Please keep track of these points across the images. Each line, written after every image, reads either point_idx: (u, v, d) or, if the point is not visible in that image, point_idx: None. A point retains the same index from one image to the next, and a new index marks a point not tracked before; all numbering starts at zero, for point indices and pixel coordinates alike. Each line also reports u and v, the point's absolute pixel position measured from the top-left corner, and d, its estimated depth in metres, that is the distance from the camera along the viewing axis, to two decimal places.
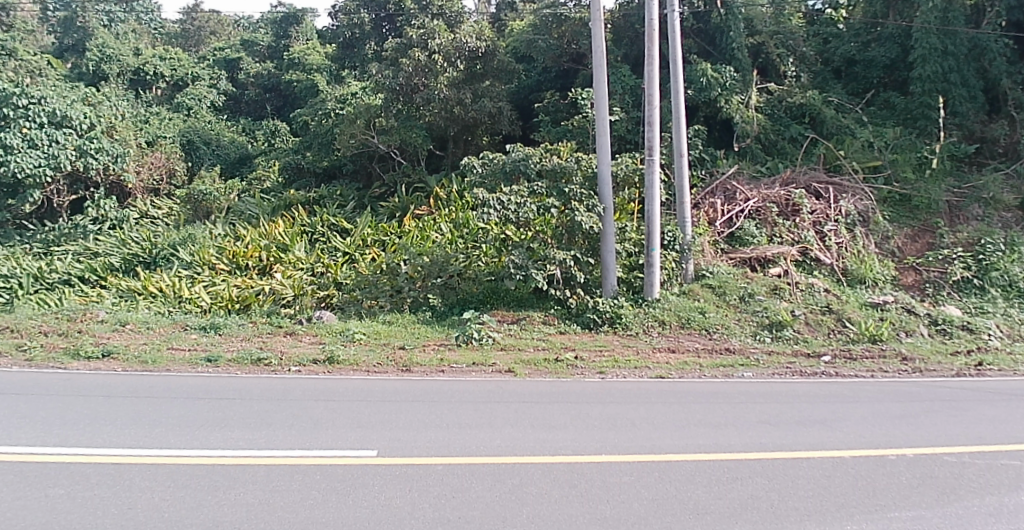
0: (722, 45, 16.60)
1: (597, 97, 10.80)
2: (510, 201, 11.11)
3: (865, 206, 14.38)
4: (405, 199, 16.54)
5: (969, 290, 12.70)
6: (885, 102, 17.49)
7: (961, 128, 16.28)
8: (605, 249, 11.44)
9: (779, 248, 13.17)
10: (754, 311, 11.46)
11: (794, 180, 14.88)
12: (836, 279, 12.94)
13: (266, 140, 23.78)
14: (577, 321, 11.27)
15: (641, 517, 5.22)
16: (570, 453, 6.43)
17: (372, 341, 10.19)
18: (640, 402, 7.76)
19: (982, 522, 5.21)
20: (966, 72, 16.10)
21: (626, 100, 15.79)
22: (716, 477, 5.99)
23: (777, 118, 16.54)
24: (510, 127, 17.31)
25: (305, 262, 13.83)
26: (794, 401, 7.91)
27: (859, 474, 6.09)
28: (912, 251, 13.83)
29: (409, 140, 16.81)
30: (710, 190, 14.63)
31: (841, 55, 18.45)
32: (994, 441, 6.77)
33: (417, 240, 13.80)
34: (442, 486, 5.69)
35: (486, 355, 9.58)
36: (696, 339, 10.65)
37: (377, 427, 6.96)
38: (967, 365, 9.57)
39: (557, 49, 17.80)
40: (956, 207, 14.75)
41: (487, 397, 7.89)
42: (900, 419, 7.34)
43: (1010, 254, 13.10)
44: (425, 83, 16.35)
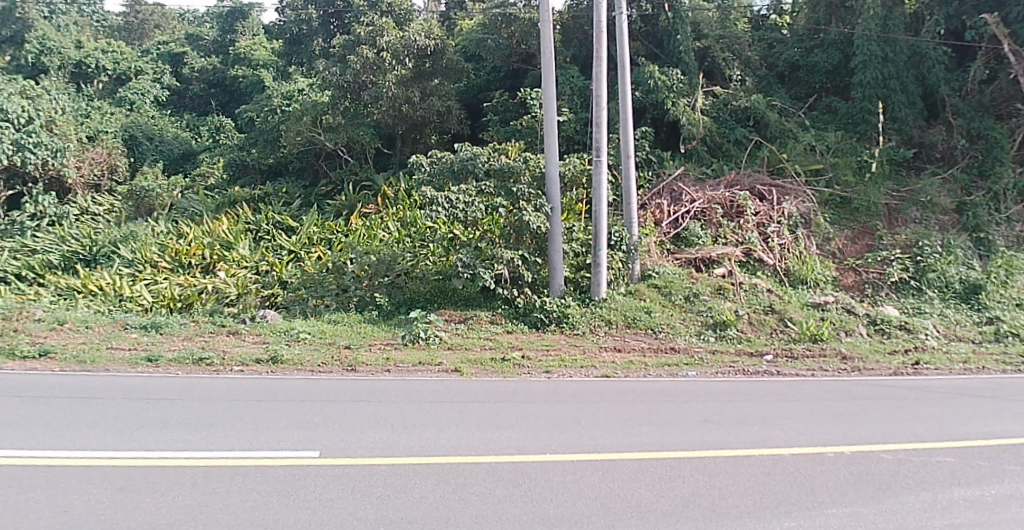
0: (669, 48, 16.87)
1: (544, 98, 10.80)
2: (458, 200, 11.18)
3: (807, 209, 14.66)
4: (352, 197, 16.35)
5: (906, 290, 13.02)
6: (827, 107, 17.83)
7: (899, 133, 16.72)
8: (553, 249, 11.45)
9: (723, 248, 13.33)
10: (699, 311, 11.60)
11: (738, 181, 15.08)
12: (778, 279, 13.15)
13: (210, 136, 23.42)
14: (524, 321, 11.24)
15: (584, 516, 5.24)
16: (515, 452, 6.43)
17: (317, 341, 10.06)
18: (586, 401, 7.77)
19: (916, 519, 5.32)
20: (906, 78, 16.59)
21: (574, 102, 15.91)
22: (660, 475, 6.03)
23: (722, 122, 16.73)
24: (459, 127, 17.35)
25: (250, 261, 13.60)
26: (738, 400, 7.97)
27: (799, 471, 6.19)
28: (853, 252, 14.15)
29: (356, 138, 16.74)
30: (657, 191, 14.78)
31: (785, 60, 18.71)
32: (930, 438, 6.93)
33: (365, 239, 13.70)
34: (386, 487, 5.65)
35: (433, 355, 9.49)
36: (642, 338, 10.71)
37: (322, 428, 6.89)
38: (904, 364, 9.77)
39: (507, 49, 17.82)
40: (894, 210, 15.17)
41: (433, 396, 7.83)
42: (840, 417, 7.47)
43: (947, 256, 13.50)
44: (373, 80, 16.24)
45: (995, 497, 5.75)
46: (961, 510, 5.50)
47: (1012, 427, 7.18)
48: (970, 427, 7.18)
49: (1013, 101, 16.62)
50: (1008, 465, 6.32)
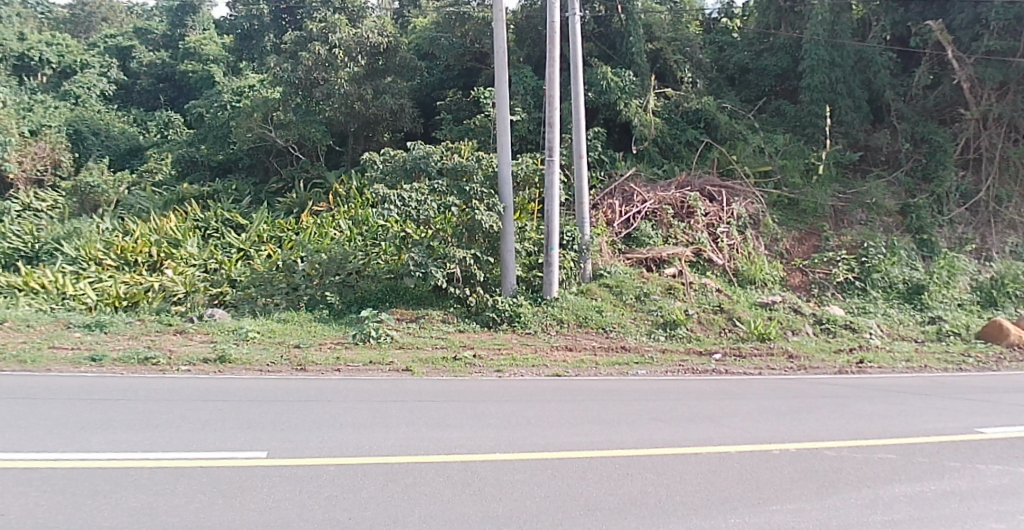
0: (622, 49, 17.05)
1: (497, 97, 10.80)
2: (411, 199, 11.12)
3: (756, 209, 14.91)
4: (303, 195, 16.21)
5: (852, 290, 13.42)
6: (776, 110, 18.07)
7: (846, 136, 17.04)
8: (505, 249, 11.51)
9: (673, 248, 13.47)
10: (650, 311, 11.72)
11: (689, 183, 15.26)
12: (727, 279, 13.36)
13: (158, 132, 22.93)
14: (476, 320, 11.27)
15: (533, 515, 5.23)
16: (465, 451, 6.42)
17: (265, 340, 9.93)
18: (537, 400, 7.78)
19: (858, 514, 5.42)
20: (852, 83, 16.84)
21: (527, 102, 15.92)
22: (608, 474, 6.07)
23: (673, 123, 16.90)
24: (412, 125, 17.39)
25: (197, 259, 13.35)
26: (687, 398, 8.04)
27: (745, 468, 6.27)
28: (800, 253, 14.45)
29: (308, 135, 16.57)
30: (609, 192, 14.86)
31: (735, 63, 18.90)
32: (873, 435, 7.07)
33: (316, 237, 13.63)
34: (334, 487, 5.59)
35: (384, 354, 9.44)
36: (593, 338, 10.75)
37: (270, 427, 6.83)
38: (849, 363, 9.97)
39: (461, 48, 17.80)
40: (841, 211, 15.62)
41: (383, 395, 7.78)
42: (786, 414, 7.59)
43: (890, 257, 13.91)
44: (326, 77, 16.30)
45: (934, 493, 5.88)
46: (902, 506, 5.62)
47: (951, 424, 7.37)
48: (911, 425, 7.35)
49: (954, 107, 17.09)
50: (947, 461, 6.48)
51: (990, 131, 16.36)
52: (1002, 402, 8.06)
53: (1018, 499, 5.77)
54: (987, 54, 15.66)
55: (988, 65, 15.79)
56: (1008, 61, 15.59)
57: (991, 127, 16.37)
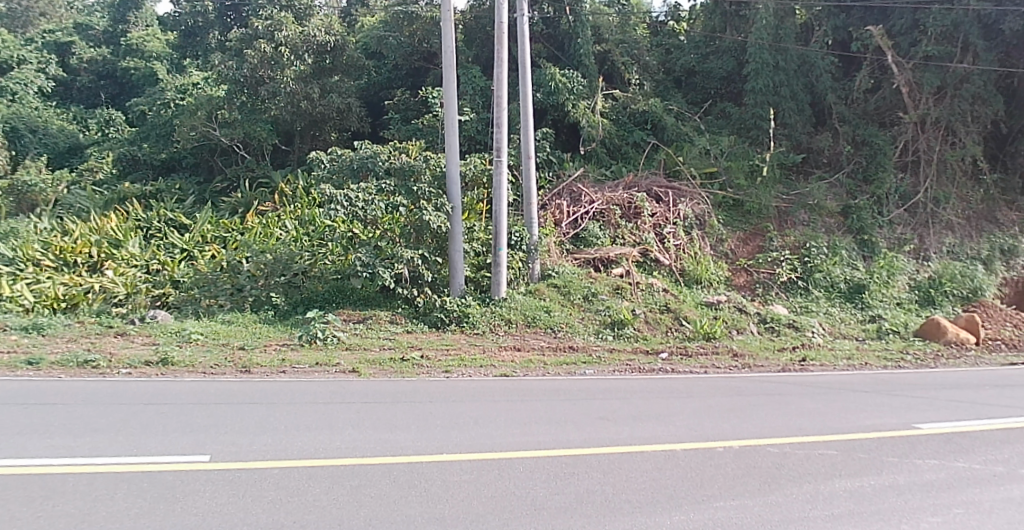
0: (570, 51, 17.25)
1: (445, 96, 10.76)
2: (357, 199, 11.11)
3: (702, 210, 15.11)
4: (248, 195, 16.09)
5: (795, 290, 13.73)
6: (721, 111, 18.39)
7: (790, 138, 17.46)
8: (453, 249, 11.50)
9: (621, 248, 13.61)
10: (597, 310, 11.81)
11: (636, 183, 15.38)
12: (674, 279, 13.50)
13: (99, 130, 22.30)
14: (424, 321, 11.23)
15: (479, 515, 5.22)
16: (411, 452, 6.40)
17: (209, 342, 9.82)
18: (485, 401, 7.78)
19: (799, 509, 5.51)
20: (795, 86, 17.30)
21: (476, 101, 16.13)
22: (555, 473, 6.08)
23: (621, 124, 17.19)
24: (359, 124, 17.39)
25: (139, 259, 13.02)
26: (634, 397, 8.11)
27: (690, 466, 6.34)
28: (745, 253, 14.67)
29: (252, 134, 16.54)
30: (557, 192, 14.91)
31: (681, 66, 19.22)
32: (814, 432, 7.21)
33: (261, 237, 13.45)
34: (278, 491, 5.51)
35: (331, 355, 9.39)
36: (541, 337, 10.81)
37: (213, 430, 6.72)
38: (792, 361, 10.18)
39: (408, 48, 17.82)
40: (783, 212, 15.90)
41: (329, 397, 7.72)
42: (730, 412, 7.69)
43: (832, 257, 14.33)
44: (271, 75, 16.22)
45: (873, 487, 6.01)
46: (842, 501, 5.72)
47: (890, 420, 7.54)
48: (851, 421, 7.51)
49: (894, 110, 17.46)
50: (886, 457, 6.62)
51: (928, 134, 16.71)
52: (937, 397, 8.31)
53: (953, 492, 5.93)
54: (924, 60, 16.23)
55: (926, 70, 16.36)
56: (946, 67, 16.11)
57: (929, 130, 16.72)
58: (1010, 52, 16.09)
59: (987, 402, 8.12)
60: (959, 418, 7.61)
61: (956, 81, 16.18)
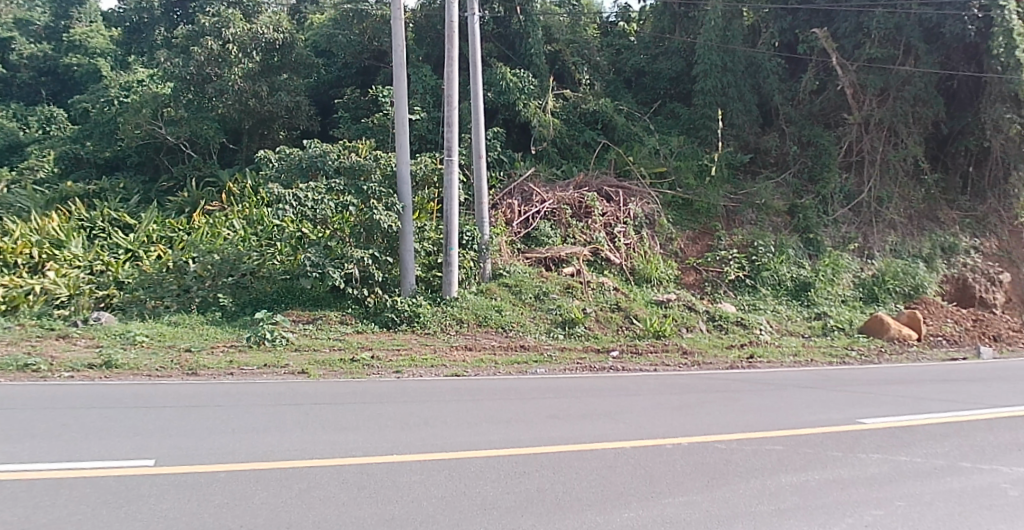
0: (521, 50, 17.30)
1: (395, 96, 10.73)
2: (307, 198, 11.09)
3: (651, 209, 15.34)
4: (195, 194, 15.94)
5: (742, 287, 14.12)
6: (670, 111, 18.62)
7: (738, 138, 17.72)
8: (404, 249, 11.48)
9: (572, 248, 13.75)
10: (548, 309, 11.98)
11: (586, 183, 15.54)
12: (625, 278, 13.74)
13: (39, 128, 21.47)
14: (374, 321, 11.24)
15: (429, 516, 5.20)
16: (361, 453, 6.36)
17: (155, 344, 9.70)
18: (435, 400, 7.77)
19: (746, 504, 5.58)
20: (743, 87, 17.66)
21: (427, 101, 16.17)
22: (505, 473, 6.08)
23: (571, 124, 17.13)
24: (308, 123, 17.23)
25: (82, 260, 12.72)
26: (585, 395, 8.17)
27: (639, 463, 6.40)
28: (694, 252, 15.07)
29: (199, 132, 16.47)
30: (508, 192, 14.94)
31: (631, 66, 19.40)
32: (761, 427, 7.33)
33: (208, 237, 13.31)
34: (225, 495, 5.42)
35: (280, 356, 9.33)
36: (493, 337, 10.90)
37: (157, 434, 6.61)
38: (740, 358, 10.34)
39: (359, 46, 17.88)
40: (732, 210, 16.29)
41: (278, 399, 7.65)
42: (678, 409, 7.77)
43: (779, 256, 14.74)
44: (218, 73, 16.11)
45: (818, 482, 6.12)
46: (788, 495, 5.81)
47: (835, 415, 7.70)
48: (798, 416, 7.65)
49: (838, 111, 17.73)
50: (830, 452, 6.75)
51: (871, 134, 17.17)
52: (880, 393, 8.50)
53: (895, 485, 6.06)
54: (868, 62, 16.55)
55: (869, 72, 16.71)
56: (888, 68, 16.50)
57: (872, 131, 17.15)
58: (950, 55, 16.36)
59: (927, 396, 8.36)
60: (901, 412, 7.80)
61: (898, 84, 16.52)
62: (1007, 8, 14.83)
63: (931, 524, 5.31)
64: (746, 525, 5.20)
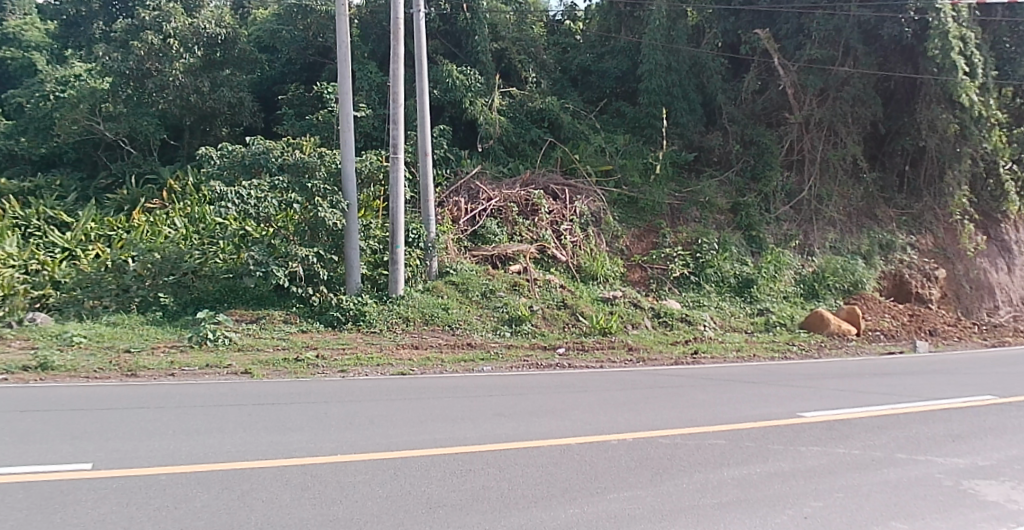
0: (467, 47, 17.40)
1: (340, 93, 10.89)
2: (249, 196, 11.19)
3: (598, 207, 15.61)
4: (135, 191, 15.65)
5: (687, 285, 14.62)
6: (615, 111, 18.85)
7: (683, 138, 18.17)
8: (350, 247, 11.62)
9: (518, 246, 14.00)
10: (495, 307, 12.12)
11: (534, 181, 15.71)
12: (571, 275, 14.07)
13: None
14: (320, 319, 11.25)
15: (374, 515, 5.12)
16: (305, 454, 6.29)
17: (93, 345, 9.54)
18: (380, 399, 7.76)
19: (691, 498, 5.62)
20: (687, 86, 18.02)
21: (372, 98, 16.06)
22: (451, 472, 6.03)
23: (518, 122, 17.11)
24: (252, 120, 17.24)
25: (14, 259, 12.21)
26: (532, 392, 8.22)
27: (585, 459, 6.41)
28: (639, 249, 15.42)
29: (138, 127, 16.30)
30: (454, 190, 15.07)
31: (577, 65, 19.56)
32: (704, 422, 7.45)
33: (148, 236, 13.02)
34: (163, 498, 5.28)
35: (222, 356, 9.25)
36: (439, 335, 11.01)
37: (95, 437, 6.48)
38: (685, 354, 10.60)
39: (302, 41, 17.98)
40: (676, 209, 16.59)
41: (221, 399, 7.58)
42: (623, 405, 7.87)
43: (722, 253, 15.27)
44: (159, 68, 15.82)
45: (760, 474, 6.20)
46: (731, 488, 5.87)
47: (776, 409, 7.87)
48: (741, 411, 7.79)
49: (781, 110, 18.04)
50: (772, 445, 6.87)
51: (811, 134, 17.49)
52: (820, 387, 8.72)
53: (836, 477, 6.16)
54: (809, 63, 16.87)
55: (810, 73, 16.97)
56: (828, 70, 16.80)
57: (813, 130, 17.48)
58: (888, 56, 16.73)
59: (865, 390, 8.60)
60: (839, 406, 8.00)
61: (838, 84, 16.94)
62: (943, 12, 15.20)
63: (869, 513, 5.40)
64: (690, 518, 5.23)
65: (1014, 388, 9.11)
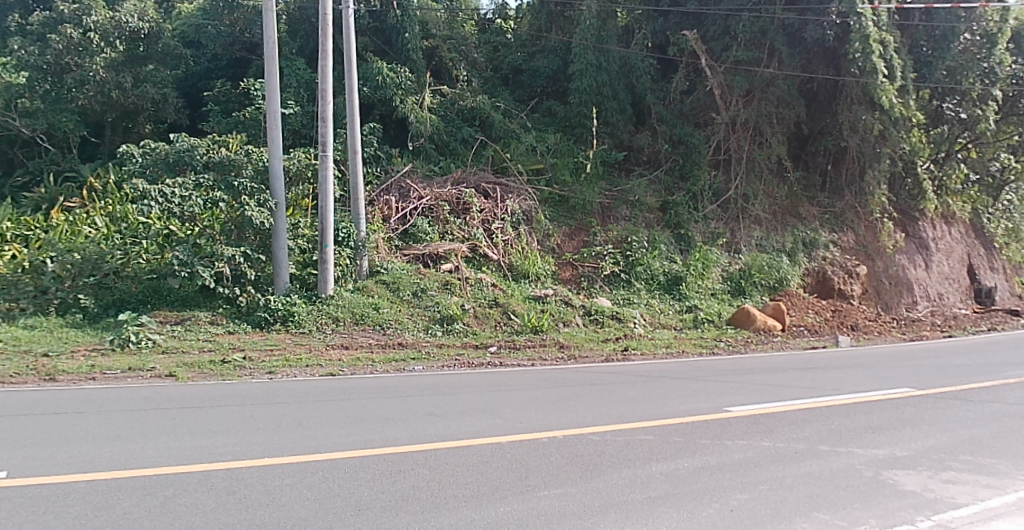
0: (397, 44, 17.03)
1: (267, 89, 10.97)
2: (173, 194, 11.23)
3: (529, 206, 15.82)
4: (52, 190, 15.14)
5: (618, 282, 14.94)
6: (547, 110, 18.83)
7: (612, 137, 18.28)
8: (277, 246, 11.66)
9: (450, 244, 14.08)
10: (426, 306, 12.25)
11: (463, 180, 15.79)
12: (503, 274, 14.26)
13: None
14: (248, 320, 11.19)
15: (300, 519, 5.03)
16: (230, 458, 6.17)
17: (8, 349, 9.24)
18: (307, 401, 7.72)
19: (620, 494, 5.67)
20: (617, 86, 18.02)
21: (301, 94, 16.08)
22: (379, 472, 5.98)
23: (449, 121, 17.12)
24: (177, 116, 17.02)
25: None
26: (462, 391, 8.28)
27: (516, 458, 6.44)
28: (570, 247, 15.67)
29: (57, 124, 15.88)
30: (384, 189, 14.97)
31: (508, 64, 19.62)
32: (632, 418, 7.58)
33: (66, 236, 12.66)
34: (82, 506, 5.09)
35: (146, 359, 9.13)
36: (370, 335, 11.00)
37: (9, 445, 6.24)
38: (615, 351, 10.97)
39: (229, 37, 17.51)
40: (606, 208, 16.95)
41: (143, 403, 7.44)
42: (554, 403, 7.96)
43: (652, 251, 15.67)
44: (78, 63, 15.60)
45: (687, 469, 6.29)
46: (659, 483, 5.94)
47: (704, 404, 8.08)
48: (669, 407, 7.95)
49: (708, 110, 18.36)
50: (699, 440, 6.99)
51: (737, 134, 17.96)
52: (745, 382, 8.97)
53: (761, 470, 6.28)
54: (735, 64, 17.19)
55: (736, 74, 17.31)
56: (753, 72, 17.18)
57: (738, 130, 17.94)
58: (811, 59, 17.18)
59: (789, 385, 8.89)
60: (765, 400, 8.23)
61: (763, 85, 17.26)
62: (864, 16, 15.52)
63: (792, 505, 5.51)
64: (618, 514, 5.26)
65: (928, 378, 9.55)
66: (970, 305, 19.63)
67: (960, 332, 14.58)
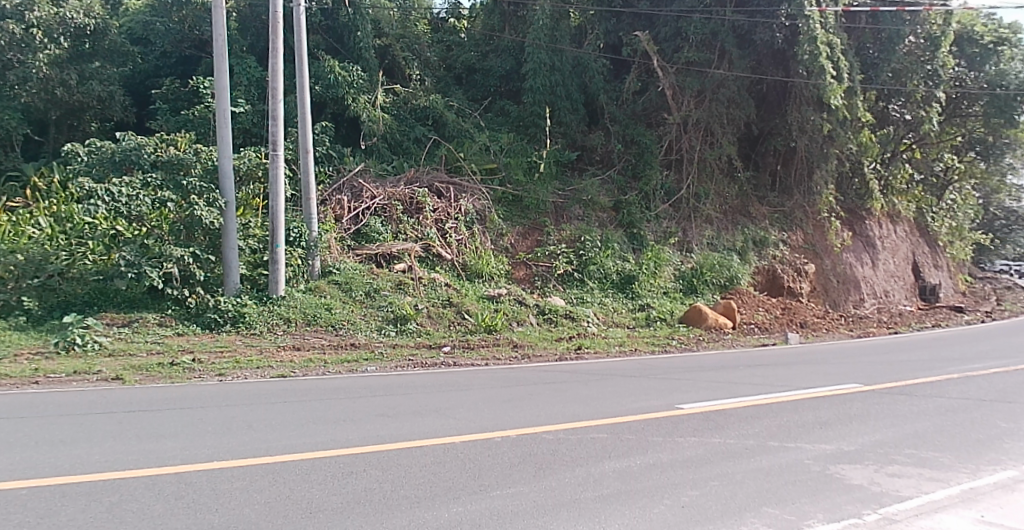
0: (349, 43, 16.84)
1: (217, 87, 10.87)
2: (120, 193, 11.07)
3: (483, 205, 15.88)
4: None
5: (571, 282, 15.13)
6: (500, 110, 18.85)
7: (566, 137, 18.37)
8: (227, 247, 11.60)
9: (403, 244, 14.05)
10: (379, 306, 12.25)
11: (417, 179, 15.72)
12: (456, 274, 14.33)
13: None
14: (197, 322, 11.13)
15: (250, 522, 4.97)
16: (177, 462, 6.10)
17: None
18: (255, 403, 7.69)
19: (572, 492, 5.72)
20: (570, 86, 18.09)
21: (252, 93, 15.98)
22: (331, 474, 5.97)
23: (401, 119, 17.08)
24: (123, 114, 16.81)
25: None
26: (415, 391, 8.29)
27: (468, 457, 6.48)
28: (524, 246, 15.73)
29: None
30: (337, 187, 14.84)
31: (462, 63, 19.60)
32: (584, 417, 7.65)
33: (8, 236, 12.33)
34: (24, 513, 4.96)
35: (91, 362, 8.97)
36: (322, 335, 10.95)
37: None
38: (568, 349, 11.19)
39: (177, 33, 17.41)
40: (560, 207, 17.04)
41: (88, 407, 7.34)
42: (507, 403, 8.02)
43: (605, 250, 15.84)
44: (20, 59, 15.25)
45: (639, 467, 6.37)
46: (612, 481, 6.00)
47: (654, 402, 8.21)
48: (622, 405, 8.05)
49: (659, 111, 18.59)
50: (650, 437, 7.09)
51: (689, 134, 18.08)
52: (697, 379, 9.14)
53: (712, 466, 6.38)
54: (687, 64, 17.34)
55: (688, 75, 17.49)
56: (705, 72, 17.39)
57: (689, 131, 18.06)
58: (761, 60, 17.48)
59: (739, 382, 9.06)
60: (717, 397, 8.39)
61: (714, 85, 17.51)
62: (811, 18, 15.80)
63: (742, 501, 5.59)
64: (571, 512, 5.29)
65: (873, 373, 9.83)
66: (915, 302, 20.59)
67: (905, 328, 15.06)
